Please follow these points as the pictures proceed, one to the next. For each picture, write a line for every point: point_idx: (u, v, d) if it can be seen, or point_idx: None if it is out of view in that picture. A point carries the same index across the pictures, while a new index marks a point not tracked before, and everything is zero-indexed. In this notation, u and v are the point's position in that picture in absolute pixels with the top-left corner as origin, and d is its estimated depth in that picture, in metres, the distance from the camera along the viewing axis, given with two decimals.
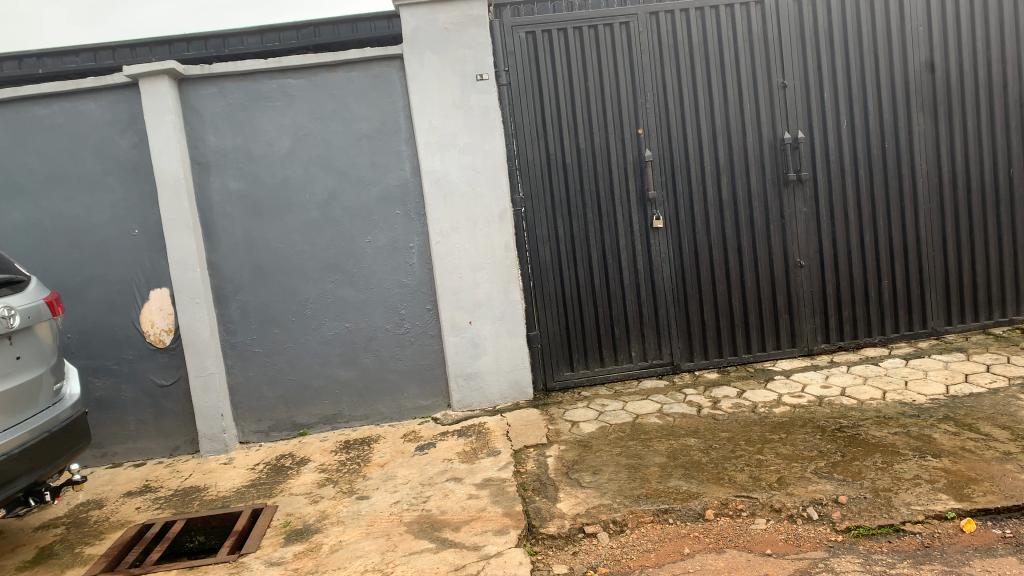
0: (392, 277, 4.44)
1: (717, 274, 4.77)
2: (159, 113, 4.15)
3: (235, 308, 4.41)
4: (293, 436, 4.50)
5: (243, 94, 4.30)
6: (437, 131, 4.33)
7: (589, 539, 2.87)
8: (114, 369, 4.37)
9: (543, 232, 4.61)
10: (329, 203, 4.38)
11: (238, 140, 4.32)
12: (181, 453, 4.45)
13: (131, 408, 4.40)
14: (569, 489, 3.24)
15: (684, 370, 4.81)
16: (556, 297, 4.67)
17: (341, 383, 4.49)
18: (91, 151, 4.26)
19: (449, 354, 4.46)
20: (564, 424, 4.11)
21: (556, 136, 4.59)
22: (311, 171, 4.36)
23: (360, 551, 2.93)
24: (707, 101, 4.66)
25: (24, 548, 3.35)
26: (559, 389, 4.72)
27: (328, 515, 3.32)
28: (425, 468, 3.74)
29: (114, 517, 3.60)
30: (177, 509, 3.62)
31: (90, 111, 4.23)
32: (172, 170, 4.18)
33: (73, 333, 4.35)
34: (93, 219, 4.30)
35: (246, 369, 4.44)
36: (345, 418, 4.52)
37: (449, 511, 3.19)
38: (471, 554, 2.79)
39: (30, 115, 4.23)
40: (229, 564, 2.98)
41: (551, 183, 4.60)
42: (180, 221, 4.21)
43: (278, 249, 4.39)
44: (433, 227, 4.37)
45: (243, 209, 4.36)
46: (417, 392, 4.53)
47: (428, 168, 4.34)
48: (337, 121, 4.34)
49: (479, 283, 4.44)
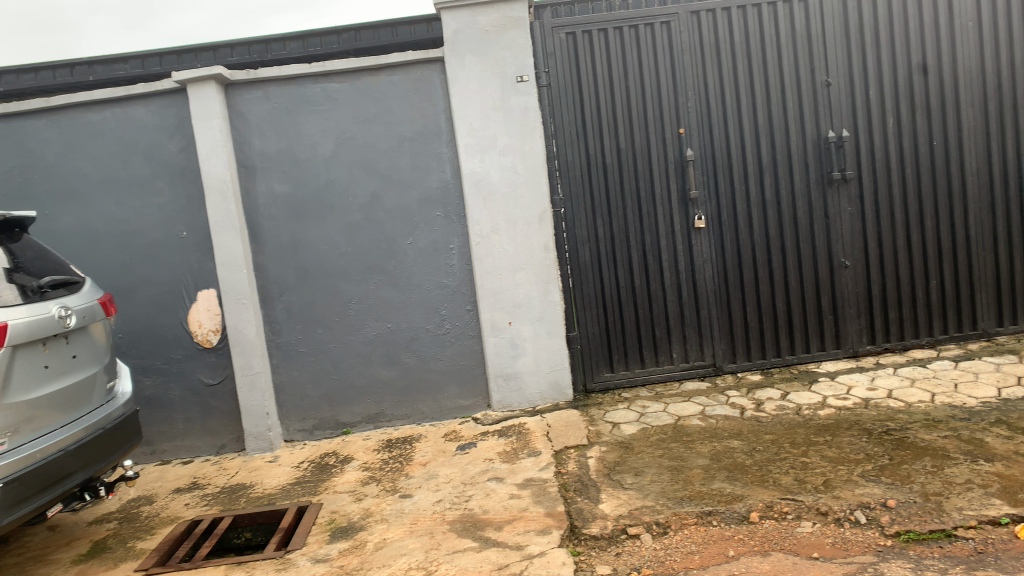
0: (432, 278, 4.48)
1: (760, 275, 4.72)
2: (206, 117, 4.24)
3: (280, 308, 4.48)
4: (336, 435, 4.55)
5: (288, 98, 4.37)
6: (477, 133, 4.36)
7: (632, 540, 2.86)
8: (163, 368, 4.47)
9: (583, 233, 4.60)
10: (372, 205, 4.43)
11: (282, 143, 4.39)
12: (227, 450, 4.54)
13: (178, 407, 4.50)
14: (611, 490, 3.24)
15: (727, 372, 4.76)
16: (596, 298, 4.66)
17: (383, 383, 4.53)
18: (141, 155, 4.36)
19: (489, 354, 4.48)
20: (604, 425, 4.10)
21: (596, 137, 4.58)
22: (354, 173, 4.41)
23: (405, 549, 2.96)
24: (749, 101, 4.61)
25: (79, 541, 3.45)
26: (599, 391, 4.72)
27: (372, 512, 3.36)
28: (466, 467, 3.76)
29: (164, 513, 3.69)
30: (225, 506, 3.69)
31: (139, 116, 4.34)
32: (218, 173, 4.27)
33: (123, 332, 4.47)
34: (143, 221, 4.41)
35: (290, 368, 4.51)
36: (387, 417, 4.56)
37: (491, 511, 3.20)
38: (514, 553, 2.80)
39: (82, 120, 4.34)
40: (276, 560, 3.03)
41: (591, 183, 4.59)
42: (227, 223, 4.29)
43: (321, 251, 4.45)
44: (474, 228, 4.40)
45: (288, 211, 4.43)
46: (458, 392, 4.56)
47: (468, 169, 4.37)
48: (379, 124, 4.39)
49: (519, 284, 4.45)
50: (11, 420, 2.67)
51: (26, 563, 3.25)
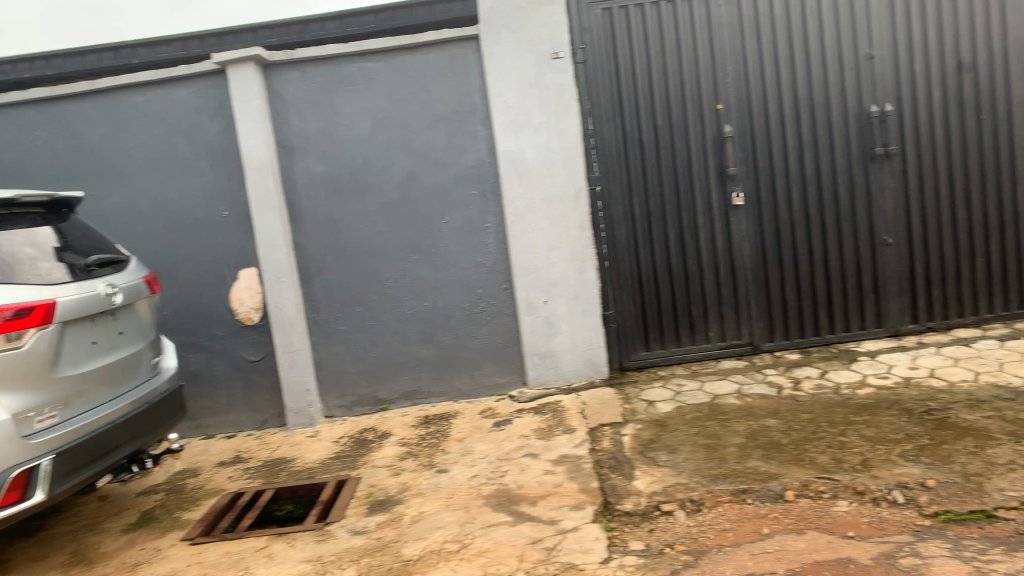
0: (468, 257, 4.50)
1: (800, 252, 4.65)
2: (246, 98, 4.30)
3: (319, 287, 4.55)
4: (374, 411, 4.63)
5: (325, 78, 4.40)
6: (512, 111, 4.36)
7: (666, 516, 2.87)
8: (206, 345, 4.58)
9: (619, 211, 4.58)
10: (408, 184, 4.46)
11: (320, 123, 4.43)
12: (269, 425, 4.64)
13: (222, 382, 4.61)
14: (645, 467, 3.25)
15: (765, 351, 4.72)
16: (632, 276, 4.65)
17: (420, 360, 4.59)
18: (183, 136, 4.44)
19: (525, 333, 4.51)
20: (640, 403, 4.10)
21: (632, 114, 4.53)
22: (390, 153, 4.44)
23: (440, 522, 3.01)
24: (790, 75, 4.52)
25: (128, 511, 3.57)
26: (635, 368, 4.72)
27: (409, 486, 3.42)
28: (502, 443, 3.80)
29: (209, 485, 3.80)
30: (267, 479, 3.79)
31: (181, 98, 4.41)
32: (258, 154, 4.34)
33: (169, 310, 4.58)
34: (186, 201, 4.50)
35: (330, 345, 4.58)
36: (424, 394, 4.62)
37: (526, 486, 3.24)
38: (548, 528, 2.83)
39: (126, 102, 4.43)
40: (316, 531, 3.10)
41: (628, 160, 4.55)
42: (267, 203, 4.37)
43: (358, 230, 4.50)
44: (509, 207, 4.41)
45: (326, 191, 4.48)
46: (494, 369, 4.60)
47: (503, 147, 4.38)
48: (414, 103, 4.41)
49: (555, 262, 4.46)
50: (60, 393, 2.76)
51: (79, 531, 3.37)
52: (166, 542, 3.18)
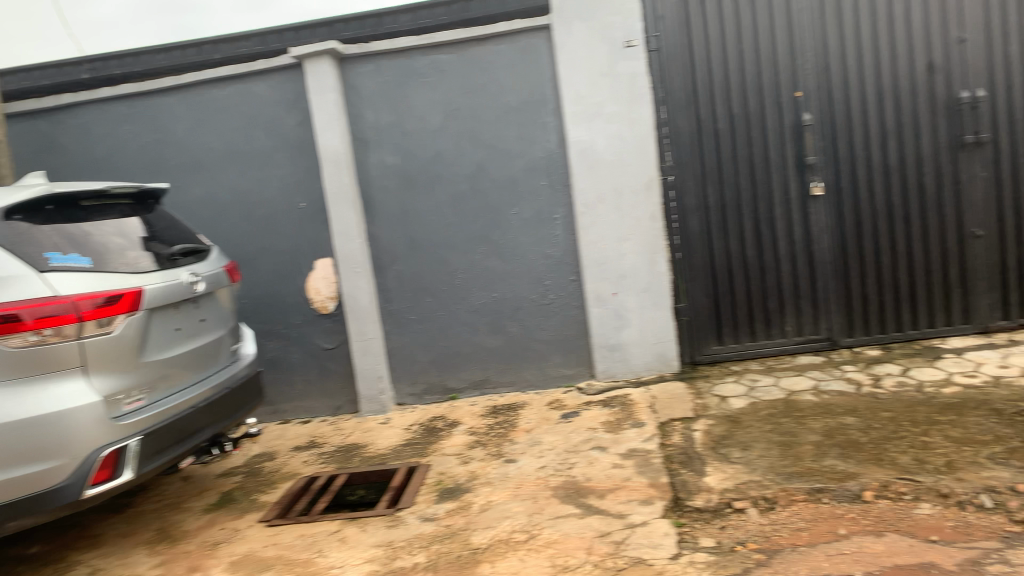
0: (537, 248, 4.50)
1: (882, 245, 4.49)
2: (322, 91, 4.40)
3: (391, 277, 4.62)
4: (444, 400, 4.68)
5: (399, 70, 4.45)
6: (584, 101, 4.34)
7: (738, 514, 2.82)
8: (283, 333, 4.71)
9: (692, 201, 4.50)
10: (478, 175, 4.48)
11: (393, 115, 4.49)
12: (343, 412, 4.74)
13: (297, 369, 4.73)
14: (717, 464, 3.20)
15: (843, 347, 4.57)
16: (705, 268, 4.56)
17: (489, 351, 4.61)
18: (262, 129, 4.57)
19: (594, 325, 4.49)
20: (711, 399, 4.03)
21: (707, 102, 4.43)
22: (461, 144, 4.47)
23: (509, 512, 3.02)
24: (873, 60, 4.36)
25: (209, 491, 3.70)
26: (707, 363, 4.63)
27: (477, 475, 3.45)
28: (570, 435, 3.79)
29: (285, 468, 3.91)
30: (341, 464, 3.88)
31: (260, 92, 4.53)
32: (333, 146, 4.44)
33: (248, 298, 4.73)
34: (265, 193, 4.63)
35: (401, 334, 4.65)
36: (493, 384, 4.65)
37: (594, 479, 3.22)
38: (617, 522, 2.81)
39: (208, 97, 4.58)
40: (387, 517, 3.16)
41: (702, 149, 4.46)
42: (341, 194, 4.46)
43: (429, 220, 4.55)
44: (579, 198, 4.39)
45: (398, 182, 4.54)
46: (562, 361, 4.58)
47: (574, 137, 4.36)
48: (486, 94, 4.42)
49: (626, 254, 4.43)
50: (146, 377, 2.87)
51: (163, 510, 3.52)
52: (245, 523, 3.29)
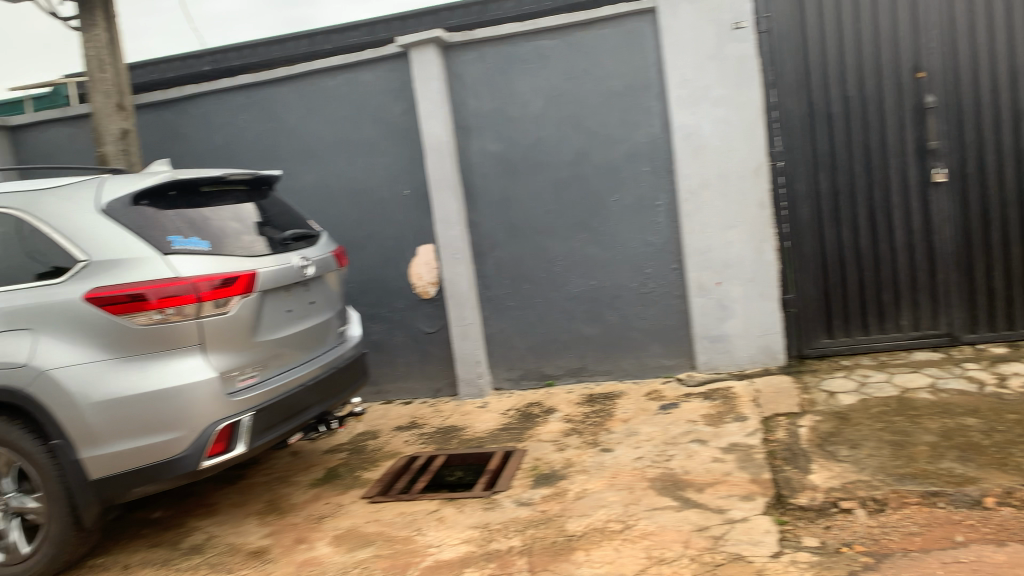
0: (638, 236, 4.44)
1: (1011, 235, 4.21)
2: (426, 79, 4.47)
3: (491, 263, 4.66)
4: (541, 386, 4.70)
5: (502, 57, 4.47)
6: (689, 85, 4.23)
7: (844, 514, 2.71)
8: (386, 316, 4.83)
9: (802, 187, 4.31)
10: (580, 161, 4.45)
11: (496, 102, 4.51)
12: (442, 394, 4.83)
13: (399, 352, 4.85)
14: (823, 461, 3.08)
15: (965, 343, 4.30)
16: (815, 258, 4.36)
17: (587, 339, 4.59)
18: (369, 118, 4.69)
19: (695, 315, 4.40)
20: (818, 394, 3.88)
21: (821, 85, 4.24)
22: (563, 131, 4.45)
23: (604, 501, 3.01)
24: (1006, 38, 4.08)
25: (315, 467, 3.86)
26: (815, 357, 4.44)
27: (574, 463, 3.45)
28: (668, 427, 3.73)
29: (386, 447, 4.02)
30: (439, 446, 3.96)
31: (368, 81, 4.64)
32: (436, 134, 4.51)
33: (354, 282, 4.87)
34: (371, 180, 4.75)
35: (500, 320, 4.70)
36: (591, 372, 4.62)
37: (693, 472, 3.16)
38: (715, 516, 2.76)
39: (319, 86, 4.73)
40: (483, 499, 3.21)
41: (814, 134, 4.27)
42: (444, 181, 4.53)
43: (530, 207, 4.56)
44: (683, 184, 4.30)
45: (500, 169, 4.57)
46: (662, 351, 4.51)
47: (679, 123, 4.27)
48: (589, 79, 4.38)
49: (730, 242, 4.31)
50: (260, 355, 2.99)
51: (273, 482, 3.69)
52: (348, 499, 3.40)
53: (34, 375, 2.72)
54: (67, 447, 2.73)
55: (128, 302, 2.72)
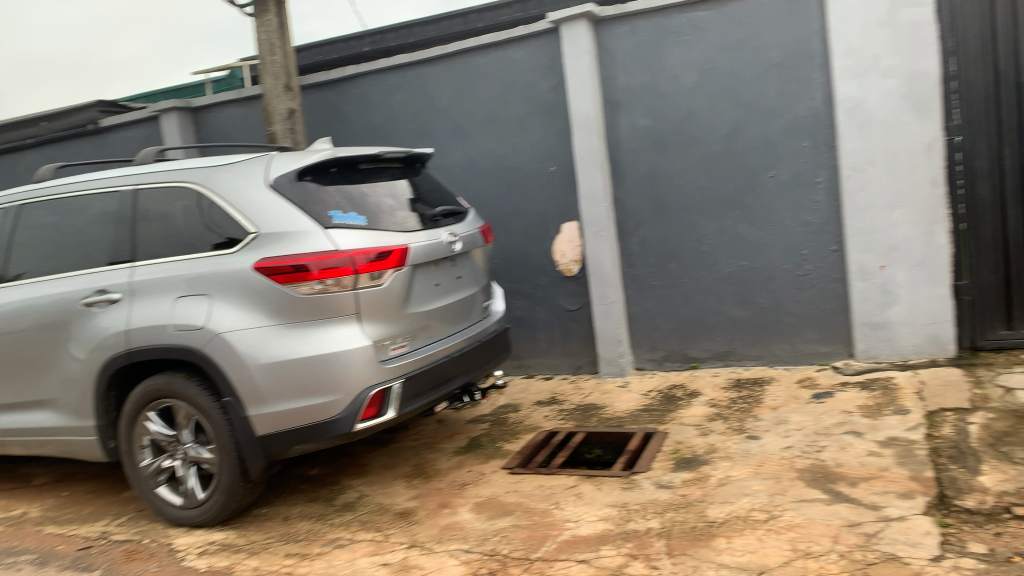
0: (794, 214, 4.23)
1: None
2: (576, 55, 4.45)
3: (637, 241, 4.60)
4: (685, 368, 4.61)
5: (654, 30, 4.36)
6: (856, 54, 3.97)
7: (1018, 521, 2.49)
8: (530, 292, 4.89)
9: (983, 164, 3.90)
10: (733, 137, 4.29)
11: (647, 76, 4.42)
12: (583, 372, 4.84)
13: (542, 328, 4.90)
14: (995, 463, 2.84)
15: None
16: (995, 242, 3.95)
17: (736, 322, 4.45)
18: (518, 95, 4.72)
19: (855, 300, 4.15)
20: (994, 390, 3.57)
21: (1010, 50, 3.82)
22: (717, 105, 4.30)
23: (748, 489, 2.92)
24: None
25: (459, 436, 3.98)
26: (990, 349, 4.02)
27: (717, 448, 3.36)
28: (821, 417, 3.56)
29: (528, 421, 4.09)
30: (579, 423, 3.98)
31: (518, 58, 4.68)
32: (585, 110, 4.49)
33: (499, 258, 4.96)
34: (518, 156, 4.80)
35: (644, 300, 4.64)
36: (738, 356, 4.48)
37: (846, 465, 3.01)
38: (869, 513, 2.61)
39: (471, 64, 4.81)
40: (622, 479, 3.20)
41: (999, 105, 3.86)
42: (591, 158, 4.50)
43: (679, 184, 4.45)
44: (846, 160, 4.05)
45: (649, 144, 4.48)
46: (816, 337, 4.30)
47: (843, 95, 4.02)
48: (746, 51, 4.20)
49: (896, 223, 4.02)
50: (409, 327, 3.11)
51: (419, 448, 3.85)
52: (489, 469, 3.49)
53: (210, 337, 2.95)
54: (237, 404, 2.96)
55: (291, 272, 2.90)
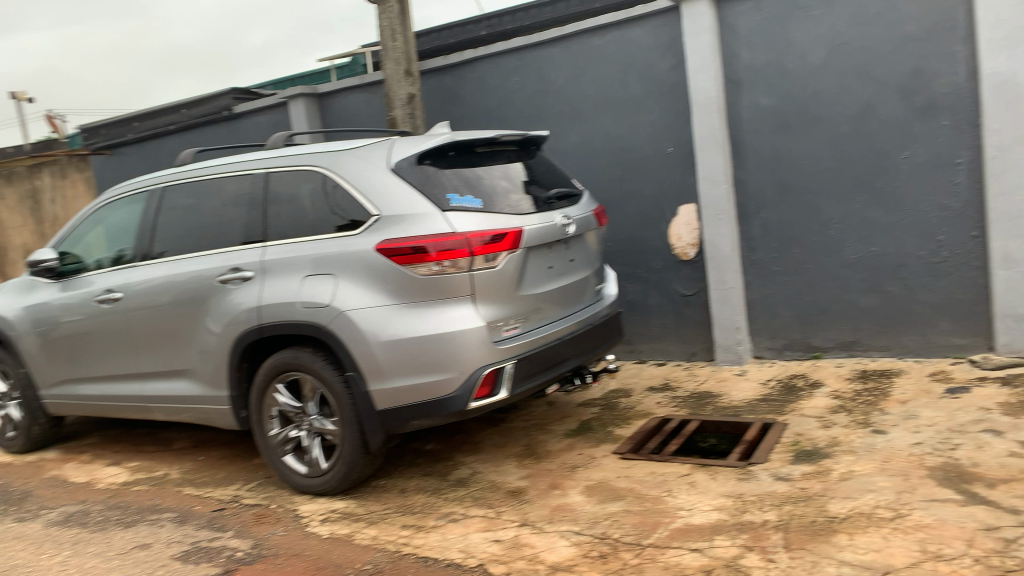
0: (931, 197, 3.98)
1: None
2: (697, 33, 4.34)
3: (758, 225, 4.46)
4: (806, 358, 4.44)
5: (781, 5, 4.19)
6: (1006, 24, 3.66)
7: None
8: (644, 276, 4.84)
9: None
10: (864, 116, 4.08)
11: (772, 54, 4.26)
12: (698, 358, 4.75)
13: (655, 313, 4.84)
14: None
15: None
16: None
17: (863, 311, 4.25)
18: (636, 75, 4.65)
19: (997, 290, 3.84)
20: None
21: None
22: (847, 82, 4.09)
23: (873, 485, 2.79)
24: None
25: (570, 418, 3.99)
26: None
27: (840, 442, 3.23)
28: (955, 413, 3.36)
29: (640, 406, 4.06)
30: (693, 410, 3.91)
31: (637, 37, 4.60)
32: (705, 90, 4.37)
33: (613, 241, 4.92)
34: (635, 138, 4.73)
35: (764, 286, 4.50)
36: (865, 347, 4.28)
37: (983, 465, 2.83)
38: (1009, 517, 2.45)
39: (588, 45, 4.77)
40: (738, 469, 3.13)
41: None
42: (710, 139, 4.38)
43: (804, 165, 4.28)
44: (991, 140, 3.76)
45: (772, 125, 4.33)
46: (952, 328, 4.03)
47: (990, 69, 3.72)
48: (880, 24, 3.97)
49: None
50: (522, 309, 3.14)
51: (531, 429, 3.89)
52: (600, 452, 3.49)
53: (334, 314, 3.07)
54: (359, 379, 3.08)
55: (411, 253, 2.98)
